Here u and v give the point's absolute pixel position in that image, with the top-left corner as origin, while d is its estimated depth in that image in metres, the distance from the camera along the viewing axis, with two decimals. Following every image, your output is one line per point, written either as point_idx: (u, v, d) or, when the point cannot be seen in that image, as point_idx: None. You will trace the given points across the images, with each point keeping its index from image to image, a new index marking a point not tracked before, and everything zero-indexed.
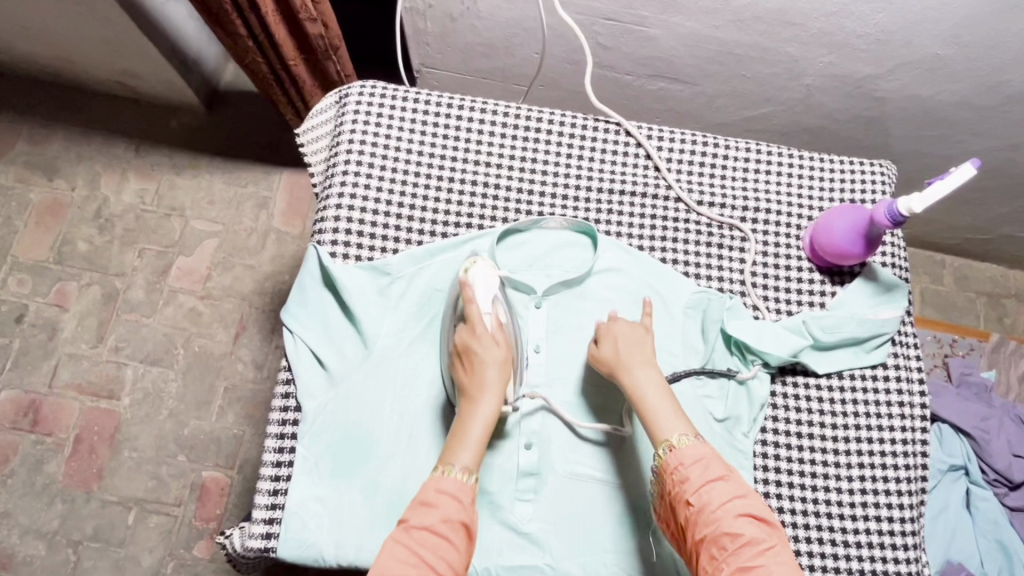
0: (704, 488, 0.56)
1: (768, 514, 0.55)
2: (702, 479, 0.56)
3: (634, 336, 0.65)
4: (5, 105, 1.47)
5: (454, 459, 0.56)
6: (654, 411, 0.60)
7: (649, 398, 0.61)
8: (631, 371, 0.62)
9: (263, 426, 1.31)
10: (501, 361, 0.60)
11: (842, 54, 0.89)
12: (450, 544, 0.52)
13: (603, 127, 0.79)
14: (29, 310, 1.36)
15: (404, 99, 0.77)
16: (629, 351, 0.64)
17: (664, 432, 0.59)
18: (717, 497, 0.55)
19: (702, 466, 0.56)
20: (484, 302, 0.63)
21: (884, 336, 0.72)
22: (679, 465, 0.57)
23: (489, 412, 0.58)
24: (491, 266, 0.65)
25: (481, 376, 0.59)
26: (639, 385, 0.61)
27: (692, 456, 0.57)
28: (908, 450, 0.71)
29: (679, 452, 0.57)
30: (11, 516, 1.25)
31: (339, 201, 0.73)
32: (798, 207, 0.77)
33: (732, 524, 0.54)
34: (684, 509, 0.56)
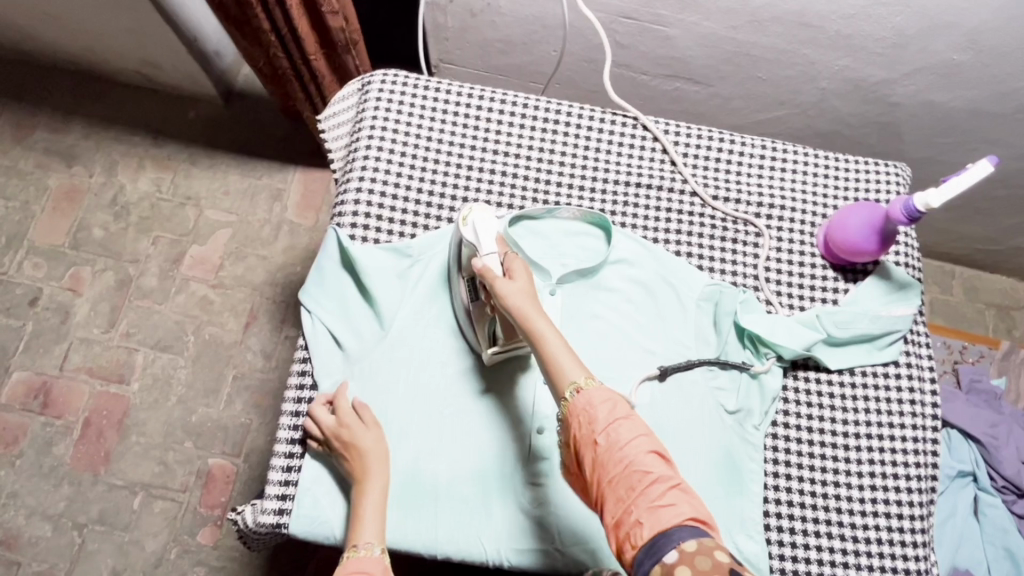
0: (611, 426, 0.52)
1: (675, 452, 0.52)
2: (609, 417, 0.52)
3: (523, 281, 0.60)
4: (27, 93, 1.49)
5: (359, 540, 0.57)
6: (558, 358, 0.56)
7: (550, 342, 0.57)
8: (532, 319, 0.58)
9: (270, 415, 1.32)
10: (377, 436, 0.63)
11: (858, 57, 0.90)
12: None
13: (620, 120, 0.79)
14: (43, 294, 1.37)
15: (425, 88, 0.79)
16: (522, 302, 0.59)
17: (569, 375, 0.55)
18: (625, 435, 0.51)
19: (608, 404, 0.53)
20: (484, 245, 0.63)
21: (897, 333, 0.72)
22: (586, 407, 0.53)
23: (380, 479, 0.61)
24: (484, 210, 0.65)
25: (365, 461, 0.61)
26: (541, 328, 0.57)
27: (599, 396, 0.53)
28: (918, 449, 0.71)
29: (586, 394, 0.53)
30: (17, 497, 1.25)
31: (359, 185, 0.74)
32: (813, 204, 0.77)
33: (641, 462, 0.50)
34: (590, 451, 0.52)
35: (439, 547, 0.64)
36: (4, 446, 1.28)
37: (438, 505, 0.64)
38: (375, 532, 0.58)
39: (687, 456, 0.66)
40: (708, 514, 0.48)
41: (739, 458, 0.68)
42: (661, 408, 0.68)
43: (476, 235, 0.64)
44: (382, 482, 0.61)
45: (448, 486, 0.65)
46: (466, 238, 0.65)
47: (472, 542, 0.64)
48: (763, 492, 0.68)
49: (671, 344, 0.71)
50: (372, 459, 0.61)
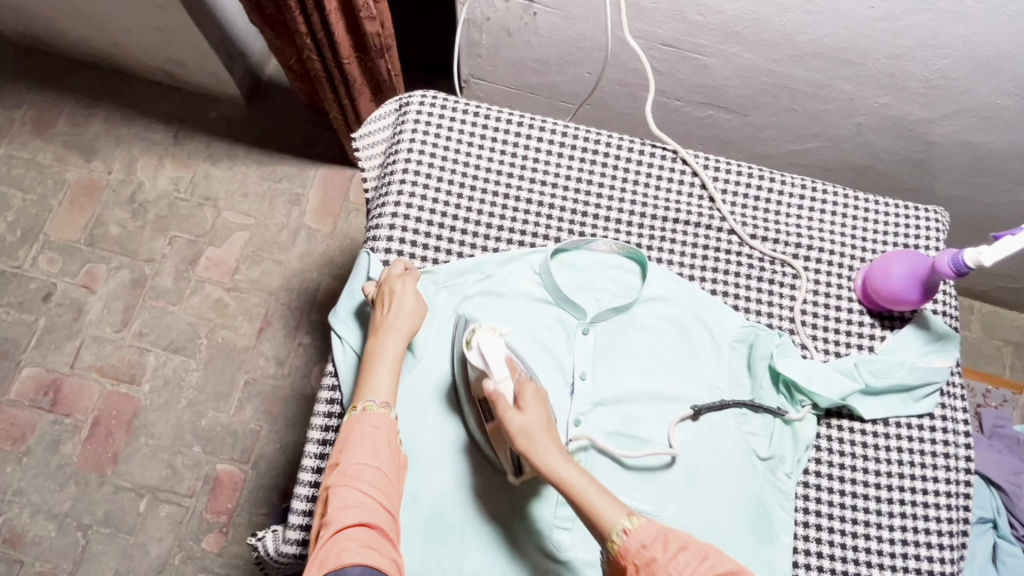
0: (673, 563, 0.51)
1: (733, 564, 0.52)
2: (666, 554, 0.52)
3: (539, 419, 0.57)
4: (49, 85, 1.48)
5: (370, 394, 0.60)
6: (592, 502, 0.54)
7: (577, 481, 0.55)
8: (553, 456, 0.56)
9: (281, 422, 1.31)
10: (418, 309, 0.65)
11: (899, 96, 0.89)
12: (384, 473, 0.56)
13: (659, 153, 0.78)
14: (57, 290, 1.36)
15: (464, 113, 0.78)
16: (542, 442, 0.57)
17: (611, 517, 0.53)
18: (686, 567, 0.51)
19: (660, 540, 0.52)
20: (495, 370, 0.59)
21: (934, 386, 0.71)
22: (639, 548, 0.52)
23: (397, 342, 0.63)
24: (492, 331, 0.61)
25: (391, 316, 0.64)
26: (566, 472, 0.55)
27: (649, 535, 0.52)
28: (952, 504, 0.69)
29: (636, 535, 0.52)
30: (22, 495, 1.24)
31: (395, 210, 0.73)
32: (851, 247, 0.76)
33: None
34: None
35: None
36: (12, 442, 1.27)
37: (462, 541, 0.63)
38: (388, 389, 0.60)
39: (718, 504, 0.65)
40: None
41: (770, 506, 0.67)
42: (692, 453, 0.67)
43: (484, 358, 0.60)
44: (401, 342, 0.63)
45: (471, 523, 0.64)
46: (473, 363, 0.60)
47: None
48: (792, 547, 0.67)
49: (706, 386, 0.70)
50: (398, 314, 0.64)
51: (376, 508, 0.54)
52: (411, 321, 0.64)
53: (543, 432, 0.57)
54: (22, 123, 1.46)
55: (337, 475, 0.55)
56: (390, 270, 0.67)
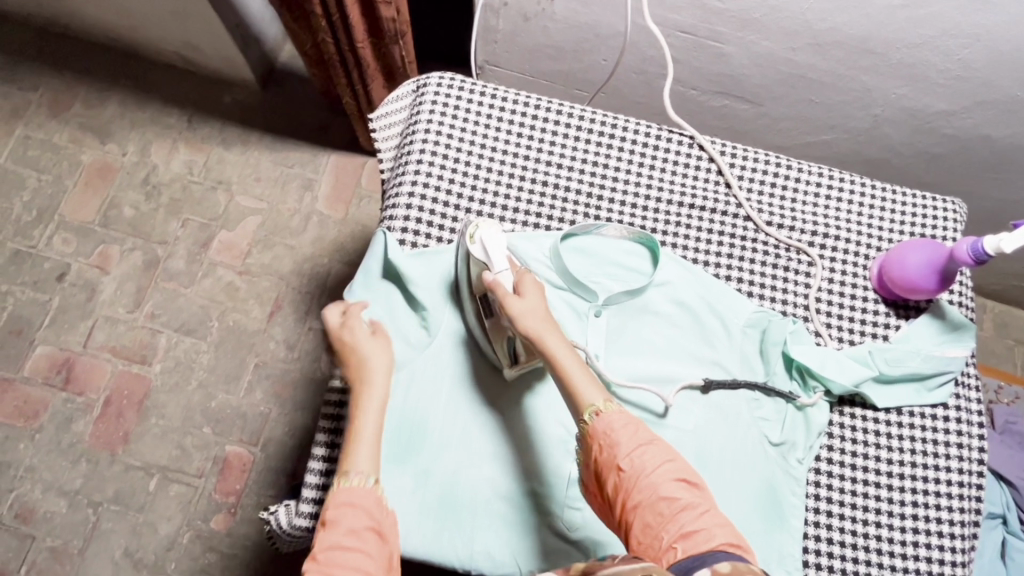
0: (636, 452, 0.52)
1: (698, 478, 0.53)
2: (633, 443, 0.53)
3: (537, 306, 0.61)
4: (65, 67, 1.49)
5: (352, 466, 0.55)
6: (574, 380, 0.57)
7: (565, 359, 0.58)
8: (545, 335, 0.59)
9: (290, 406, 1.31)
10: (389, 359, 0.62)
11: (918, 87, 0.88)
12: (366, 555, 0.50)
13: (676, 138, 0.78)
14: (71, 270, 1.38)
15: (481, 95, 0.78)
16: (536, 323, 0.60)
17: (587, 397, 0.56)
18: (650, 462, 0.52)
19: (630, 429, 0.53)
20: (495, 262, 0.65)
21: (949, 375, 0.70)
22: (606, 430, 0.54)
23: (379, 400, 0.59)
24: (495, 227, 0.67)
25: (368, 373, 0.60)
26: (557, 350, 0.59)
27: (619, 421, 0.54)
28: (964, 494, 0.69)
29: (606, 417, 0.54)
30: (35, 472, 1.26)
31: (411, 190, 0.73)
32: (867, 236, 0.76)
33: (668, 489, 0.50)
34: (614, 476, 0.52)
35: (474, 562, 0.63)
36: (25, 419, 1.29)
37: (474, 520, 0.64)
38: (370, 459, 0.56)
39: (729, 488, 0.66)
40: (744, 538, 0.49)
41: (781, 492, 0.67)
42: (705, 437, 0.67)
43: (484, 249, 0.65)
44: (382, 399, 0.59)
45: (483, 501, 0.64)
46: (475, 255, 0.66)
47: (507, 561, 0.63)
48: (802, 534, 0.67)
49: (719, 371, 0.70)
50: (375, 370, 0.60)
51: None
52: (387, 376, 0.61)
53: (540, 316, 0.61)
54: (38, 105, 1.47)
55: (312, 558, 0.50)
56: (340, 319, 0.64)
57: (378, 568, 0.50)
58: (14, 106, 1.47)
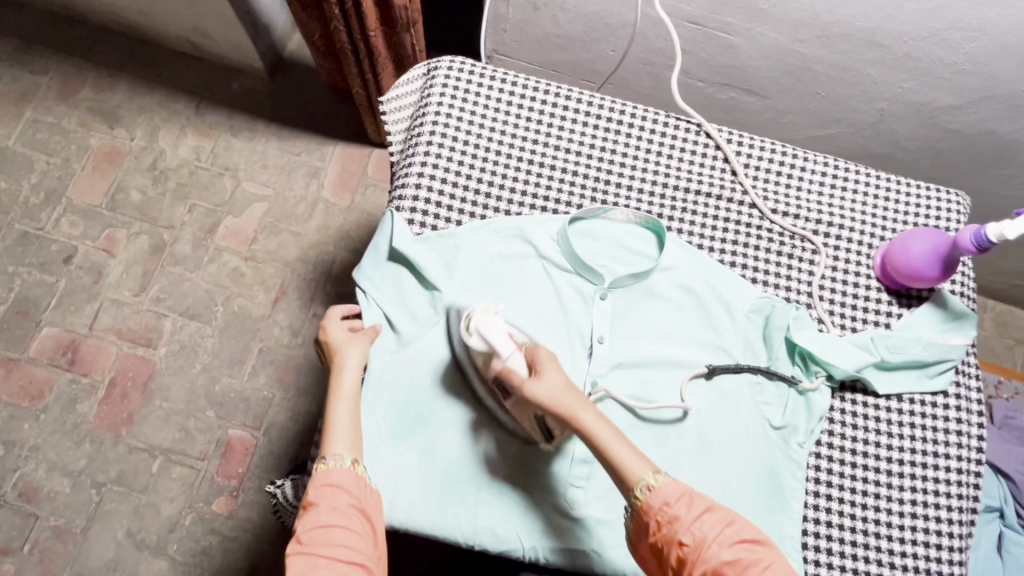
0: (695, 522, 0.52)
1: (758, 534, 0.53)
2: (691, 515, 0.53)
3: (563, 384, 0.57)
4: (76, 51, 1.50)
5: (328, 449, 0.58)
6: (617, 454, 0.55)
7: (607, 438, 0.55)
8: (583, 413, 0.56)
9: (294, 391, 1.32)
10: (361, 342, 0.65)
11: (924, 81, 0.89)
12: (349, 529, 0.55)
13: (683, 126, 0.79)
14: (78, 253, 1.38)
15: (491, 79, 0.79)
16: (565, 399, 0.57)
17: (636, 472, 0.54)
18: (710, 530, 0.52)
19: (685, 500, 0.53)
20: (501, 347, 0.58)
21: (950, 363, 0.71)
22: (663, 505, 0.53)
23: (351, 382, 0.62)
24: (487, 312, 0.58)
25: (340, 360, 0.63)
26: (595, 426, 0.56)
27: (674, 493, 0.53)
28: (962, 481, 0.70)
29: (660, 492, 0.53)
30: (39, 451, 1.27)
31: (421, 170, 0.74)
32: (871, 225, 0.77)
33: (730, 553, 0.51)
34: (676, 550, 0.52)
35: (478, 537, 0.64)
36: (30, 399, 1.30)
37: (479, 497, 0.65)
38: (345, 438, 0.59)
39: (730, 469, 0.66)
40: None
41: (782, 474, 0.68)
42: (707, 420, 0.68)
43: (487, 341, 0.58)
44: (355, 380, 0.62)
45: (487, 478, 0.65)
46: (476, 347, 0.58)
47: (511, 537, 0.64)
48: (802, 516, 0.67)
49: (721, 354, 0.71)
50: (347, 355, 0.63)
51: (343, 566, 0.53)
52: (360, 358, 0.63)
53: (567, 390, 0.57)
54: (47, 88, 1.48)
55: (298, 540, 0.54)
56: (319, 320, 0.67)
57: (362, 543, 0.54)
58: (23, 89, 1.48)
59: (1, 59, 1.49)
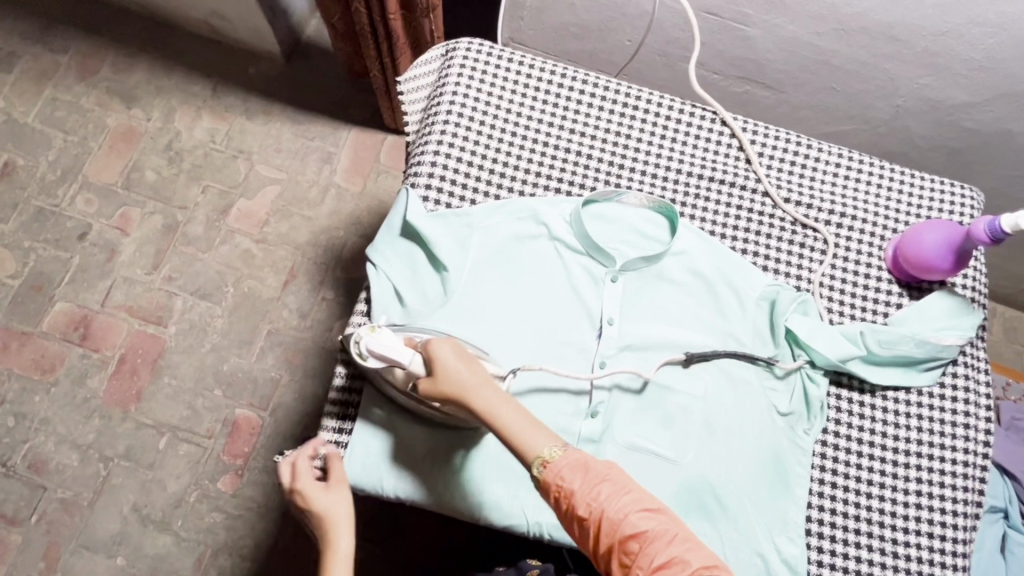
0: (592, 495, 0.51)
1: (659, 502, 0.52)
2: (587, 487, 0.51)
3: (459, 365, 0.57)
4: (96, 32, 1.52)
5: None
6: (514, 430, 0.54)
7: (505, 416, 0.54)
8: (476, 394, 0.56)
9: (301, 373, 1.33)
10: (347, 501, 0.63)
11: (940, 77, 0.88)
12: None
13: (698, 113, 0.80)
14: (93, 230, 1.40)
15: (509, 62, 0.80)
16: (462, 376, 0.56)
17: (533, 448, 0.53)
18: (608, 502, 0.50)
19: (581, 472, 0.51)
20: (399, 357, 0.59)
21: (939, 361, 0.71)
22: (559, 479, 0.51)
23: (346, 549, 0.60)
24: (371, 330, 0.60)
25: (334, 521, 0.61)
26: (489, 402, 0.55)
27: (572, 465, 0.52)
28: (968, 474, 0.70)
29: (555, 467, 0.52)
30: (49, 424, 1.28)
31: (437, 149, 0.75)
32: (884, 217, 0.77)
33: (633, 525, 0.49)
34: (578, 523, 0.51)
35: (482, 510, 0.68)
36: (41, 372, 1.31)
37: (484, 471, 0.68)
38: None
39: (737, 454, 0.67)
40: (713, 555, 0.49)
41: (787, 460, 0.68)
42: (714, 403, 0.68)
43: (384, 355, 0.59)
44: (350, 542, 0.61)
45: (490, 453, 0.68)
46: (378, 365, 0.60)
47: (514, 512, 0.67)
48: (807, 502, 0.68)
49: (729, 339, 0.71)
50: (338, 517, 0.61)
51: None
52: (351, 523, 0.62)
53: (463, 365, 0.57)
54: (67, 68, 1.50)
55: None
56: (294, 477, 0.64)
57: None
58: (43, 67, 1.50)
59: (23, 37, 1.51)
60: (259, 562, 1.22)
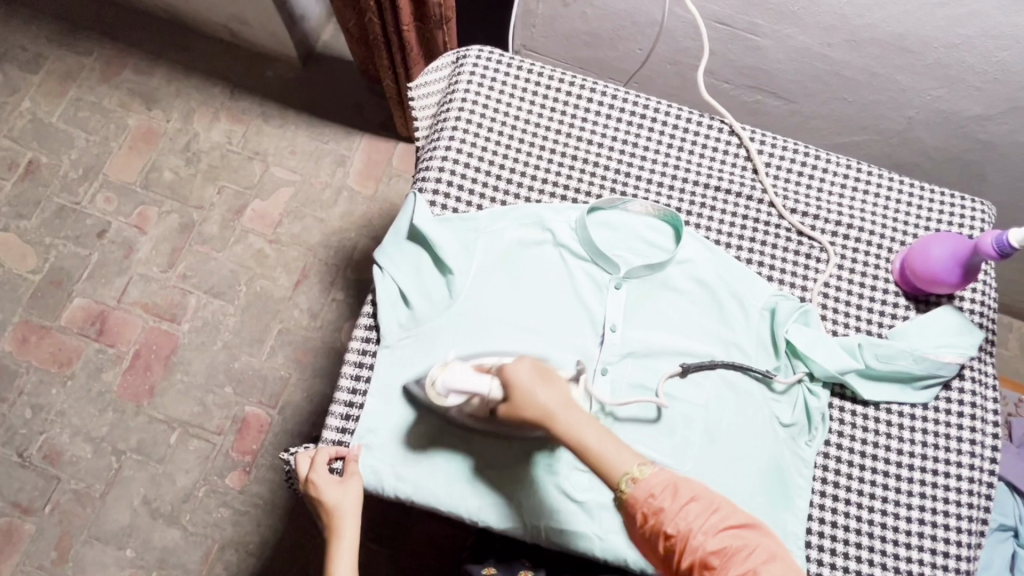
0: (681, 512, 0.50)
1: (745, 517, 0.51)
2: (676, 504, 0.50)
3: (541, 387, 0.55)
4: (120, 35, 1.56)
5: None
6: (601, 453, 0.53)
7: (590, 439, 0.53)
8: (557, 415, 0.54)
9: (309, 372, 1.35)
10: (356, 497, 0.64)
11: (954, 89, 0.88)
12: None
13: (706, 123, 0.80)
14: (111, 228, 1.43)
15: (519, 70, 0.81)
16: (545, 399, 0.55)
17: (621, 466, 0.52)
18: (695, 519, 0.50)
19: (670, 490, 0.51)
20: (477, 385, 0.58)
21: (938, 379, 0.70)
22: (648, 497, 0.51)
23: (351, 543, 0.62)
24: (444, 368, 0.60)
25: (340, 516, 0.62)
26: (573, 425, 0.54)
27: (657, 484, 0.51)
28: (973, 490, 0.69)
29: (645, 484, 0.51)
30: (64, 416, 1.31)
31: (445, 154, 0.76)
32: (893, 229, 0.76)
33: (716, 542, 0.49)
34: (664, 541, 0.50)
35: (480, 513, 0.66)
36: (59, 365, 1.34)
37: (484, 475, 0.66)
38: None
39: (737, 464, 0.67)
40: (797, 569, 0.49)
41: (788, 472, 0.68)
42: (715, 414, 0.68)
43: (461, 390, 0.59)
44: (355, 536, 0.62)
45: (495, 457, 0.66)
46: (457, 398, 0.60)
47: (512, 517, 0.66)
48: (806, 516, 0.67)
49: (732, 349, 0.71)
50: (344, 512, 0.62)
51: None
52: (357, 518, 0.63)
53: (543, 387, 0.55)
54: (91, 69, 1.54)
55: None
56: (309, 467, 0.65)
57: None
58: (68, 68, 1.54)
59: (50, 39, 1.55)
60: (264, 558, 1.24)
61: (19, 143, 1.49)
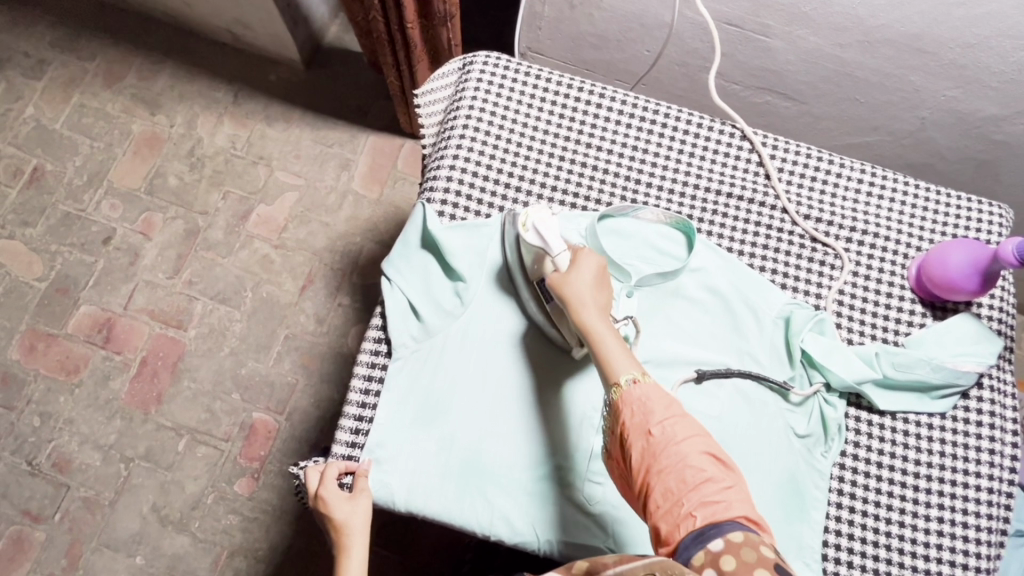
0: (667, 421, 0.52)
1: (729, 457, 0.52)
2: (664, 413, 0.52)
3: (596, 280, 0.61)
4: (123, 40, 1.55)
5: None
6: (610, 352, 0.56)
7: (606, 336, 0.57)
8: (589, 309, 0.59)
9: (316, 378, 1.34)
10: (366, 514, 0.63)
11: (969, 89, 0.86)
12: None
13: (717, 128, 0.79)
14: (116, 234, 1.43)
15: (527, 76, 0.80)
16: (587, 292, 0.60)
17: (621, 367, 0.55)
18: (679, 433, 0.51)
19: (664, 401, 0.53)
20: (552, 245, 0.64)
21: (956, 388, 0.69)
22: (640, 398, 0.53)
23: (360, 560, 0.61)
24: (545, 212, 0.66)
25: (348, 532, 0.62)
26: (597, 320, 0.58)
27: (654, 392, 0.53)
28: (993, 500, 0.68)
29: (640, 387, 0.54)
30: (73, 424, 1.31)
31: (452, 163, 0.75)
32: (908, 234, 0.75)
33: (696, 459, 0.50)
34: (641, 439, 0.52)
35: (492, 527, 0.65)
36: (67, 373, 1.34)
37: (497, 488, 0.66)
38: None
39: (755, 475, 0.65)
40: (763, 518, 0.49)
41: (804, 484, 0.67)
42: (731, 426, 0.66)
43: (539, 236, 0.64)
44: (364, 552, 0.62)
45: (507, 467, 0.66)
46: (531, 241, 0.65)
47: (525, 530, 0.65)
48: (822, 530, 0.66)
49: (746, 358, 0.70)
50: (353, 529, 0.62)
51: None
52: (366, 535, 0.63)
53: (594, 283, 0.61)
54: (94, 75, 1.53)
55: None
56: (320, 483, 0.64)
57: None
58: (72, 74, 1.53)
59: (53, 44, 1.55)
60: (272, 565, 1.24)
61: (23, 150, 1.48)
